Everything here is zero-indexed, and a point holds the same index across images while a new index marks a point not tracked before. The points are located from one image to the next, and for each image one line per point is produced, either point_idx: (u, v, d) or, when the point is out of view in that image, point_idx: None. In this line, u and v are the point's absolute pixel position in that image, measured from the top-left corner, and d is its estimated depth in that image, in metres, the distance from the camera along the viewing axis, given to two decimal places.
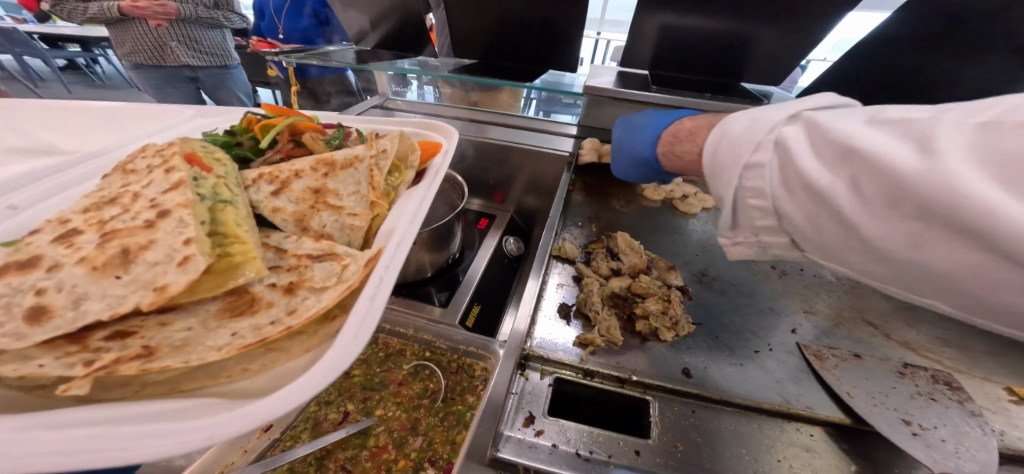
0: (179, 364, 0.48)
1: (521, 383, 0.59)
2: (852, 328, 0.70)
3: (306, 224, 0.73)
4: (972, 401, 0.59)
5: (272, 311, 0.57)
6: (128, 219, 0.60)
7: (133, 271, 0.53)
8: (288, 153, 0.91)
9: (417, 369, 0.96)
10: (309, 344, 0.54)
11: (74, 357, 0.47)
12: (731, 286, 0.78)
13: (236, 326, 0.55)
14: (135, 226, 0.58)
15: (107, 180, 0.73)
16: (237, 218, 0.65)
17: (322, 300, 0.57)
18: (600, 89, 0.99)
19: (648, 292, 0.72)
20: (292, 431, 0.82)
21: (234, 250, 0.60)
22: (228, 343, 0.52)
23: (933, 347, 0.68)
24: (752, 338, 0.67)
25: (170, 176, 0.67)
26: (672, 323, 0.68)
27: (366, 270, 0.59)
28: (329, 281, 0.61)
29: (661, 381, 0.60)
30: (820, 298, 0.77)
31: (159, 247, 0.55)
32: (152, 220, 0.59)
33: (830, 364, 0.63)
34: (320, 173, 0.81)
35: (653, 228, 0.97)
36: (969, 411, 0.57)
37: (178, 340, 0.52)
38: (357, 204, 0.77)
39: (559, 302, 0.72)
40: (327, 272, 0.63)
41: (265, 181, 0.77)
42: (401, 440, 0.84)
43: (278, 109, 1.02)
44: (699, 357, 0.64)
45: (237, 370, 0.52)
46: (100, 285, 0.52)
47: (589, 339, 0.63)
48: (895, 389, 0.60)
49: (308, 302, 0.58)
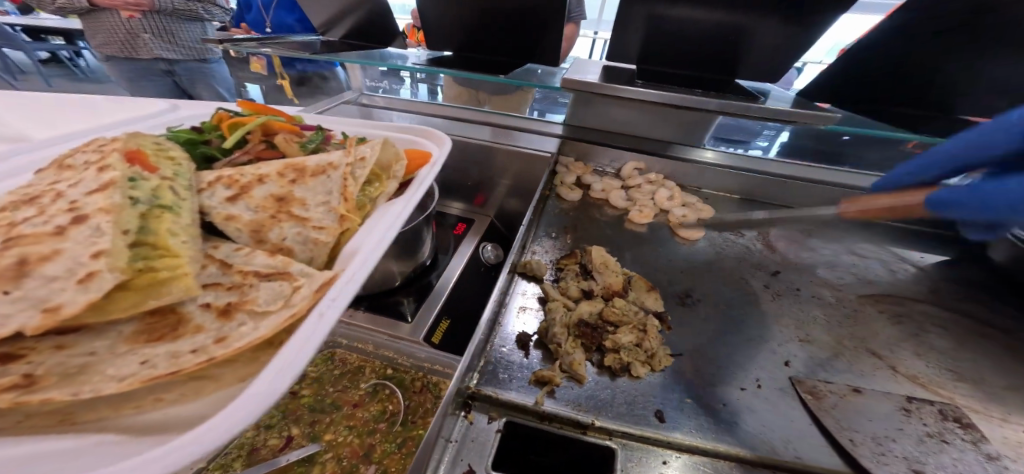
0: (64, 399, 0.38)
1: (463, 428, 0.50)
2: (853, 359, 0.62)
3: (263, 236, 0.62)
4: (987, 442, 0.51)
5: (198, 339, 0.47)
6: (37, 224, 0.48)
7: (25, 286, 0.40)
8: (257, 155, 0.81)
9: (376, 388, 0.85)
10: (241, 374, 0.46)
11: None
12: (717, 310, 0.69)
13: (149, 352, 0.45)
14: (42, 232, 0.46)
15: (43, 174, 0.62)
16: (173, 228, 0.52)
17: (260, 327, 0.47)
18: (577, 84, 0.89)
19: (621, 320, 0.63)
20: (222, 459, 0.72)
21: (161, 265, 0.47)
22: (133, 375, 0.42)
23: (942, 381, 0.60)
24: (737, 372, 0.59)
25: (101, 176, 0.55)
26: (647, 356, 0.59)
27: (316, 297, 0.48)
28: (274, 303, 0.50)
29: (628, 425, 0.51)
30: (817, 324, 0.68)
31: (63, 259, 0.42)
32: (63, 226, 0.46)
33: (828, 403, 0.54)
34: (287, 179, 0.70)
35: (636, 240, 0.88)
36: (984, 455, 0.49)
37: (72, 367, 0.42)
38: (325, 216, 0.65)
39: (519, 330, 0.63)
40: (272, 294, 0.52)
41: (222, 186, 0.66)
42: (352, 468, 0.73)
43: (255, 106, 0.91)
44: (676, 395, 0.55)
45: (148, 400, 0.43)
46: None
47: (547, 376, 0.55)
48: (902, 431, 0.51)
49: (241, 331, 0.48)
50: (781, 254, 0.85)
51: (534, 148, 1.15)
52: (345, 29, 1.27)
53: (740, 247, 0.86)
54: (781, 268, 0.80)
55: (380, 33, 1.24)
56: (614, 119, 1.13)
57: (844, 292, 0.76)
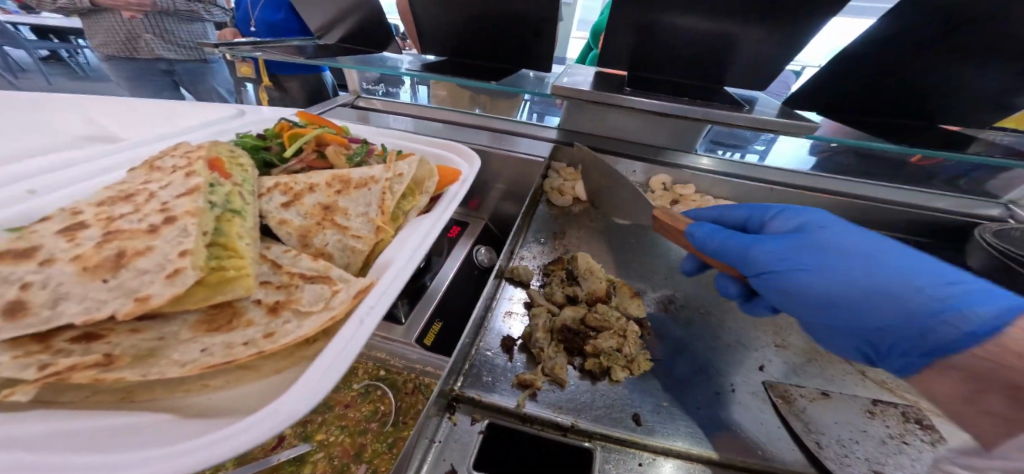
0: (135, 378, 0.43)
1: (446, 429, 0.52)
2: (826, 364, 0.63)
3: (309, 240, 0.66)
4: (944, 442, 0.53)
5: (249, 332, 0.51)
6: (133, 221, 0.54)
7: (121, 276, 0.46)
8: (310, 164, 0.84)
9: (368, 389, 0.84)
10: (281, 366, 0.49)
11: (29, 359, 0.42)
12: (699, 315, 0.71)
13: (208, 340, 0.50)
14: (138, 229, 0.52)
15: (132, 174, 0.66)
16: (240, 231, 0.59)
17: (303, 327, 0.51)
18: (568, 91, 0.90)
19: (602, 325, 0.65)
20: None
21: (228, 265, 0.53)
22: (194, 361, 0.46)
23: (912, 386, 0.61)
24: (715, 377, 0.60)
25: (189, 180, 0.61)
26: (627, 361, 0.61)
27: (353, 302, 0.52)
28: (316, 305, 0.55)
29: (605, 428, 0.53)
30: (795, 330, 0.69)
31: (155, 254, 0.49)
32: (156, 224, 0.52)
33: (799, 406, 0.56)
34: (334, 188, 0.74)
35: (622, 245, 0.89)
36: (941, 455, 0.52)
37: (144, 349, 0.47)
38: (364, 226, 0.69)
39: (502, 335, 0.65)
40: (315, 295, 0.56)
41: (279, 192, 0.72)
42: (343, 467, 0.73)
43: (312, 116, 0.93)
44: (651, 401, 0.56)
45: (195, 385, 0.47)
46: (83, 286, 0.45)
47: (528, 380, 0.57)
48: (866, 433, 0.53)
49: (287, 327, 0.52)
50: None
51: (530, 153, 1.16)
52: (346, 32, 1.28)
53: None
54: None
55: (375, 36, 1.26)
56: (604, 124, 1.16)
57: None
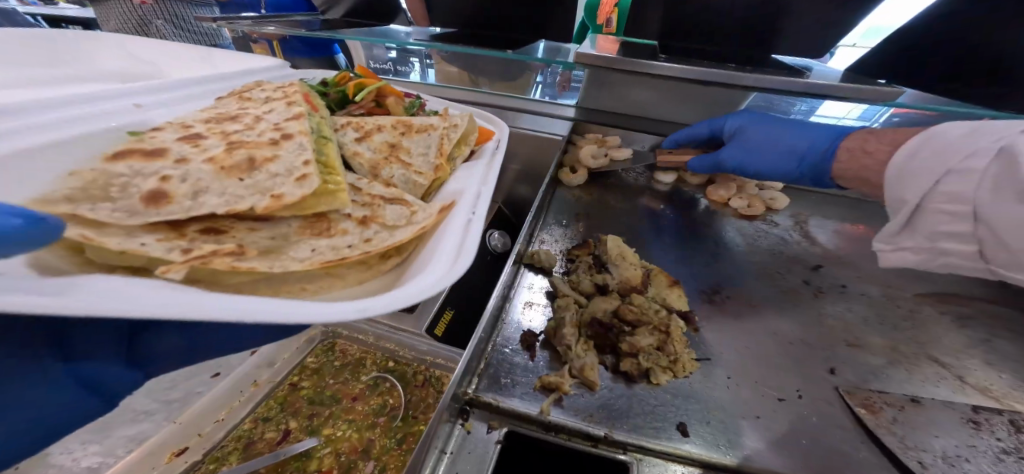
0: (267, 267, 0.40)
1: (459, 437, 0.44)
2: (912, 367, 0.53)
3: (379, 173, 0.62)
4: None
5: (347, 238, 0.48)
6: (253, 135, 0.55)
7: (255, 177, 0.47)
8: (369, 111, 0.81)
9: (376, 381, 0.77)
10: (364, 277, 0.48)
11: (171, 243, 0.39)
12: (751, 308, 0.61)
13: (315, 243, 0.47)
14: (260, 142, 0.53)
15: (224, 103, 0.67)
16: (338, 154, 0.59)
17: (397, 235, 0.49)
18: (595, 59, 0.79)
19: (638, 320, 0.56)
20: (218, 452, 0.63)
21: (332, 179, 0.52)
22: (309, 257, 0.44)
23: (1022, 394, 0.50)
24: (774, 380, 0.51)
25: (291, 108, 0.63)
26: (669, 361, 0.52)
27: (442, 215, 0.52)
28: (399, 221, 0.52)
29: (646, 439, 0.44)
30: (868, 327, 0.59)
31: (282, 162, 0.50)
32: (276, 139, 0.54)
33: (886, 417, 0.46)
34: (400, 130, 0.69)
35: (658, 229, 0.79)
36: None
37: (265, 246, 0.44)
38: (424, 163, 0.65)
39: (522, 329, 0.57)
40: (397, 214, 0.53)
41: (350, 128, 0.68)
42: (351, 464, 0.65)
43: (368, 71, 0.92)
44: (700, 408, 0.47)
45: (296, 288, 0.44)
46: (220, 182, 0.45)
47: (554, 382, 0.48)
48: (976, 448, 0.43)
49: (382, 236, 0.49)
50: (823, 246, 0.75)
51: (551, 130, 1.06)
52: (347, 7, 1.18)
53: (775, 239, 0.77)
54: (823, 262, 0.71)
55: (380, 9, 1.16)
56: (631, 99, 1.04)
57: (897, 290, 0.66)
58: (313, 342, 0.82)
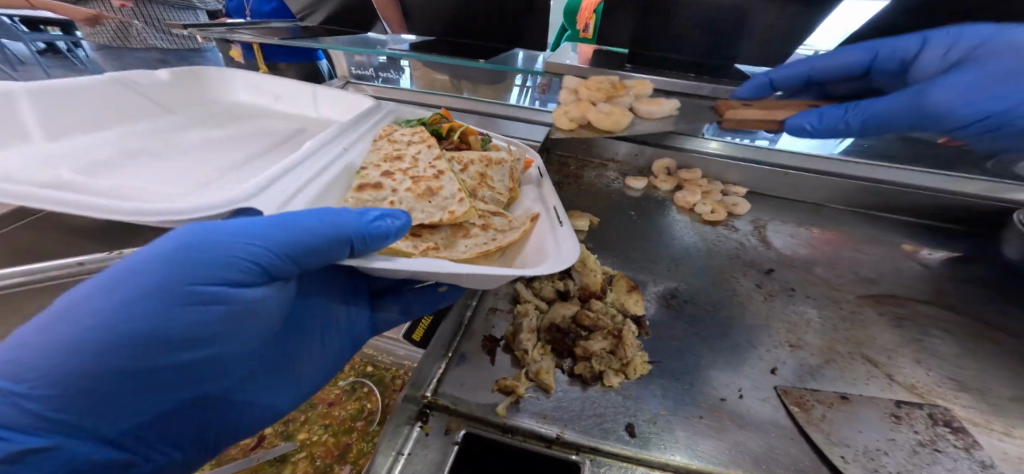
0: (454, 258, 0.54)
1: (415, 438, 0.46)
2: (846, 365, 0.57)
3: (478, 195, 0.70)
4: (980, 447, 0.47)
5: (481, 238, 0.61)
6: (421, 171, 0.69)
7: (435, 200, 0.64)
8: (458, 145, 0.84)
9: (353, 386, 0.79)
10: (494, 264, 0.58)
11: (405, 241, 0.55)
12: (706, 311, 0.65)
13: (465, 243, 0.60)
14: (427, 175, 0.68)
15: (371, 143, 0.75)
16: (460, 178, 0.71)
17: (510, 237, 0.60)
18: (563, 67, 0.81)
19: (596, 324, 0.58)
20: None
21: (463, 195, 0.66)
22: (468, 251, 0.57)
23: (944, 391, 0.54)
24: (718, 381, 0.54)
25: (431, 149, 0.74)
26: (622, 364, 0.54)
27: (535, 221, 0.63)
28: (507, 227, 0.63)
29: (593, 439, 0.46)
30: (811, 327, 0.63)
31: (447, 189, 0.66)
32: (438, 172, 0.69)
33: (816, 415, 0.49)
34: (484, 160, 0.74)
35: (626, 236, 0.82)
36: (979, 463, 0.45)
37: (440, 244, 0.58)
38: (502, 182, 0.73)
39: (486, 334, 0.60)
40: (504, 222, 0.64)
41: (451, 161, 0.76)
42: (325, 468, 0.66)
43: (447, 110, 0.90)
44: (647, 408, 0.50)
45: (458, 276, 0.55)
46: (417, 204, 0.63)
47: (510, 386, 0.51)
48: (893, 441, 0.46)
49: (500, 237, 0.61)
50: (777, 250, 0.79)
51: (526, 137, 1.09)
52: (328, 14, 1.19)
53: (733, 244, 0.81)
54: (775, 265, 0.75)
55: (360, 16, 1.18)
56: None
57: (841, 291, 0.70)
58: None
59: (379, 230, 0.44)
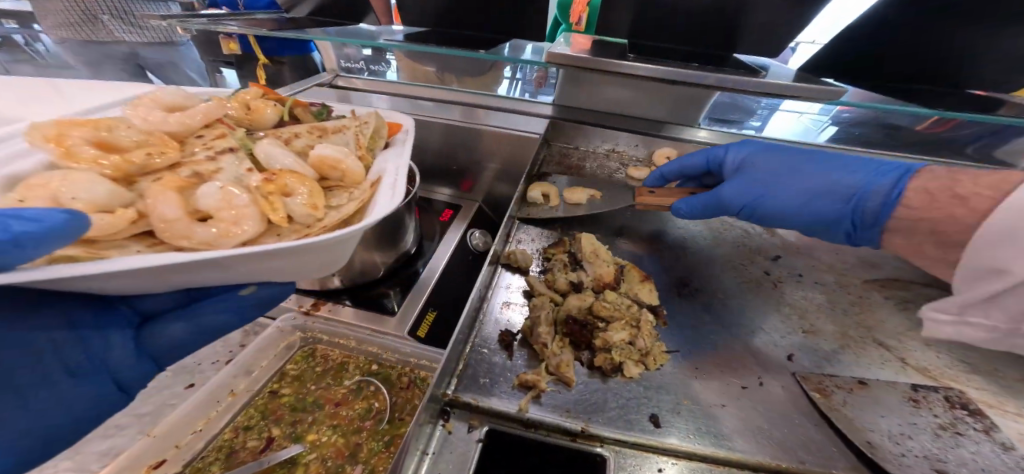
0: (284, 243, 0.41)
1: (439, 437, 0.45)
2: (860, 350, 0.58)
3: (268, 167, 0.52)
4: (997, 428, 0.48)
5: (283, 218, 0.45)
6: (204, 154, 0.50)
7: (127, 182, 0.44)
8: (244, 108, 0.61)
9: (360, 385, 0.77)
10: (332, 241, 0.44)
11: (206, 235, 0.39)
12: (717, 298, 0.65)
13: (275, 232, 0.44)
14: (196, 161, 0.49)
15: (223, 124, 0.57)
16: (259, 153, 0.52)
17: (341, 211, 0.48)
18: (564, 58, 0.77)
19: (612, 315, 0.59)
20: (198, 464, 0.62)
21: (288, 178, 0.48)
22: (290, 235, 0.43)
23: (955, 373, 0.56)
24: (739, 368, 0.54)
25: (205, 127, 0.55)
26: (642, 354, 0.55)
27: (371, 191, 0.51)
28: (340, 203, 0.50)
29: (621, 431, 0.46)
30: (822, 312, 0.64)
31: (226, 174, 0.48)
32: (212, 152, 0.51)
33: (837, 400, 0.50)
34: (317, 133, 0.62)
35: (635, 227, 0.81)
36: (1000, 445, 0.46)
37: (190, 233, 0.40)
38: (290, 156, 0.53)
39: (501, 328, 0.59)
40: (340, 198, 0.51)
41: (223, 135, 0.55)
42: (338, 469, 0.65)
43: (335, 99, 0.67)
44: (671, 397, 0.50)
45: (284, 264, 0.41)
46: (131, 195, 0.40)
47: (531, 380, 0.50)
48: (914, 425, 0.47)
49: (329, 214, 0.48)
50: (782, 237, 0.80)
51: (525, 129, 1.06)
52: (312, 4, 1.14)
53: (739, 231, 0.81)
54: (781, 252, 0.76)
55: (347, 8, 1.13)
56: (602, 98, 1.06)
57: (848, 277, 0.71)
58: (292, 349, 0.81)
59: None
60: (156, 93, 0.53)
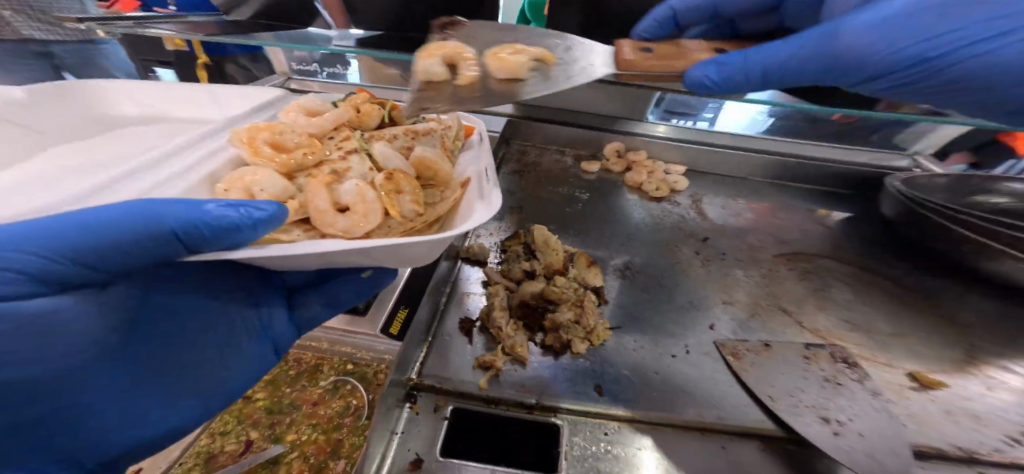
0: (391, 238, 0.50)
1: (406, 419, 0.50)
2: (768, 317, 0.68)
3: (383, 166, 0.61)
4: (868, 377, 0.60)
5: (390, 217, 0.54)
6: (336, 158, 0.61)
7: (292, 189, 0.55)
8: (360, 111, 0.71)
9: (336, 384, 0.73)
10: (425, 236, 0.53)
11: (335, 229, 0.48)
12: (654, 278, 0.74)
13: (386, 226, 0.53)
14: (332, 163, 0.61)
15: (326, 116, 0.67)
16: (380, 152, 0.61)
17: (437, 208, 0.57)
18: None
19: (561, 298, 0.64)
20: (177, 472, 0.63)
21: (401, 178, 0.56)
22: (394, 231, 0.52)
23: (841, 331, 0.67)
24: (671, 340, 0.63)
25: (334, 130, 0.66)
26: (587, 332, 0.61)
27: (461, 189, 0.58)
28: (435, 199, 0.59)
29: (570, 401, 0.53)
30: (740, 286, 0.74)
31: (355, 172, 0.59)
32: (346, 153, 0.62)
33: (747, 362, 0.59)
34: (411, 133, 0.68)
35: (588, 219, 0.88)
36: (870, 391, 0.57)
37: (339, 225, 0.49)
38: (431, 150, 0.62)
39: (462, 316, 0.64)
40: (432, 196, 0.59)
41: (342, 137, 0.66)
42: (321, 465, 0.63)
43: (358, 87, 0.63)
44: (613, 368, 0.58)
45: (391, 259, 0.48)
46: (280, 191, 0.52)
47: (489, 361, 0.55)
48: (808, 380, 0.57)
49: (431, 211, 0.56)
50: (711, 220, 0.90)
51: None
52: None
53: (676, 216, 0.90)
54: (709, 234, 0.86)
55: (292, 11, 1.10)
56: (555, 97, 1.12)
57: (764, 253, 0.82)
58: None
59: (214, 220, 0.35)
60: (304, 103, 0.68)
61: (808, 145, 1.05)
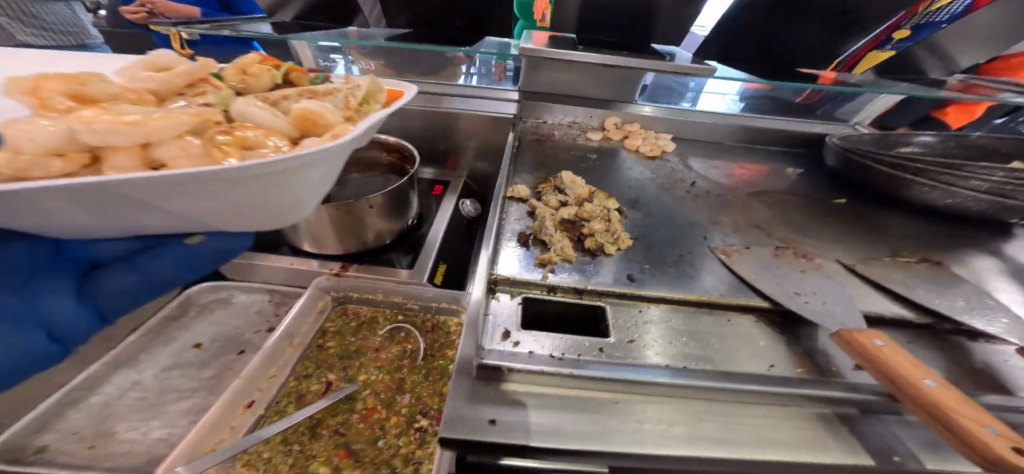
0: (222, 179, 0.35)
1: (494, 304, 0.66)
2: (747, 232, 0.90)
3: (238, 118, 0.45)
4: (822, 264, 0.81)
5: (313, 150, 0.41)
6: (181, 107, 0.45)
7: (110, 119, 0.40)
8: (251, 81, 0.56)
9: (392, 332, 0.95)
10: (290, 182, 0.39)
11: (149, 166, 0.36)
12: (657, 207, 0.95)
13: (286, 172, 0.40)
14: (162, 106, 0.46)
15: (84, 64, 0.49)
16: (231, 108, 0.47)
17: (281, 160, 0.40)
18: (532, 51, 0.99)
19: (592, 215, 0.84)
20: (276, 406, 0.79)
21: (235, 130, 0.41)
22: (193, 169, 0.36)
23: (799, 239, 0.90)
24: (680, 247, 0.83)
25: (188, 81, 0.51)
26: (614, 238, 0.81)
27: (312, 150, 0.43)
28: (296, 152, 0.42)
29: (610, 287, 0.71)
30: (723, 213, 0.95)
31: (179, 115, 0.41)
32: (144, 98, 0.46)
33: (735, 257, 0.80)
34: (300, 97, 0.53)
35: (599, 170, 1.09)
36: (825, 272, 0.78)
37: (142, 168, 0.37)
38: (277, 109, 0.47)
39: (517, 232, 0.82)
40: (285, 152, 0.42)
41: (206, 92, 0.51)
42: (390, 399, 0.83)
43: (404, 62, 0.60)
44: (637, 264, 0.77)
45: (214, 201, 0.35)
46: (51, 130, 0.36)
47: (546, 258, 0.73)
48: (782, 270, 0.77)
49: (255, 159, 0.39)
50: (694, 171, 1.13)
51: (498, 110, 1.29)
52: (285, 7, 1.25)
53: (668, 169, 1.12)
54: (696, 180, 1.08)
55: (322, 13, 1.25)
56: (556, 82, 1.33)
57: (737, 193, 1.05)
58: (326, 309, 0.98)
59: None
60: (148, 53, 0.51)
61: (761, 117, 1.32)
